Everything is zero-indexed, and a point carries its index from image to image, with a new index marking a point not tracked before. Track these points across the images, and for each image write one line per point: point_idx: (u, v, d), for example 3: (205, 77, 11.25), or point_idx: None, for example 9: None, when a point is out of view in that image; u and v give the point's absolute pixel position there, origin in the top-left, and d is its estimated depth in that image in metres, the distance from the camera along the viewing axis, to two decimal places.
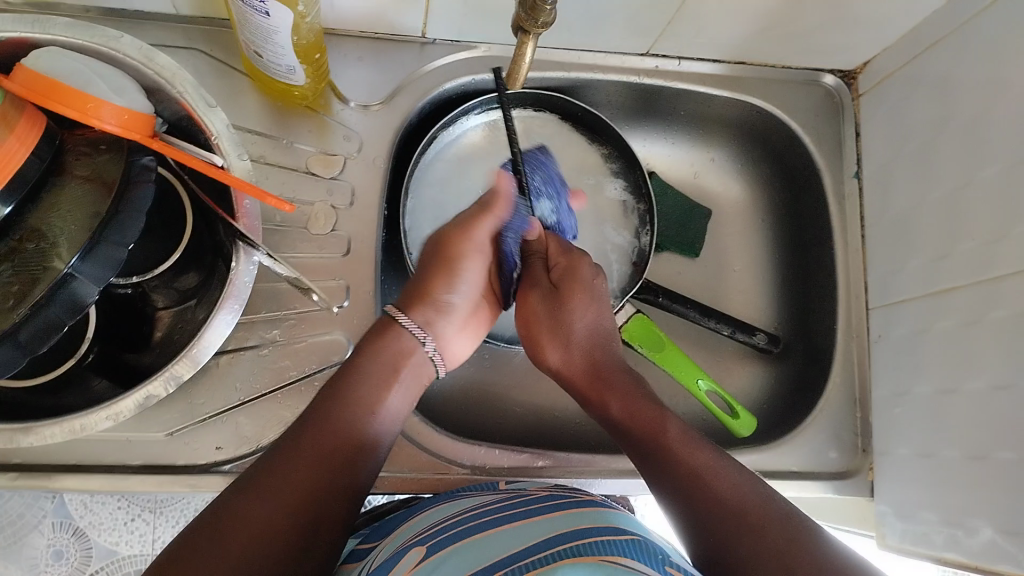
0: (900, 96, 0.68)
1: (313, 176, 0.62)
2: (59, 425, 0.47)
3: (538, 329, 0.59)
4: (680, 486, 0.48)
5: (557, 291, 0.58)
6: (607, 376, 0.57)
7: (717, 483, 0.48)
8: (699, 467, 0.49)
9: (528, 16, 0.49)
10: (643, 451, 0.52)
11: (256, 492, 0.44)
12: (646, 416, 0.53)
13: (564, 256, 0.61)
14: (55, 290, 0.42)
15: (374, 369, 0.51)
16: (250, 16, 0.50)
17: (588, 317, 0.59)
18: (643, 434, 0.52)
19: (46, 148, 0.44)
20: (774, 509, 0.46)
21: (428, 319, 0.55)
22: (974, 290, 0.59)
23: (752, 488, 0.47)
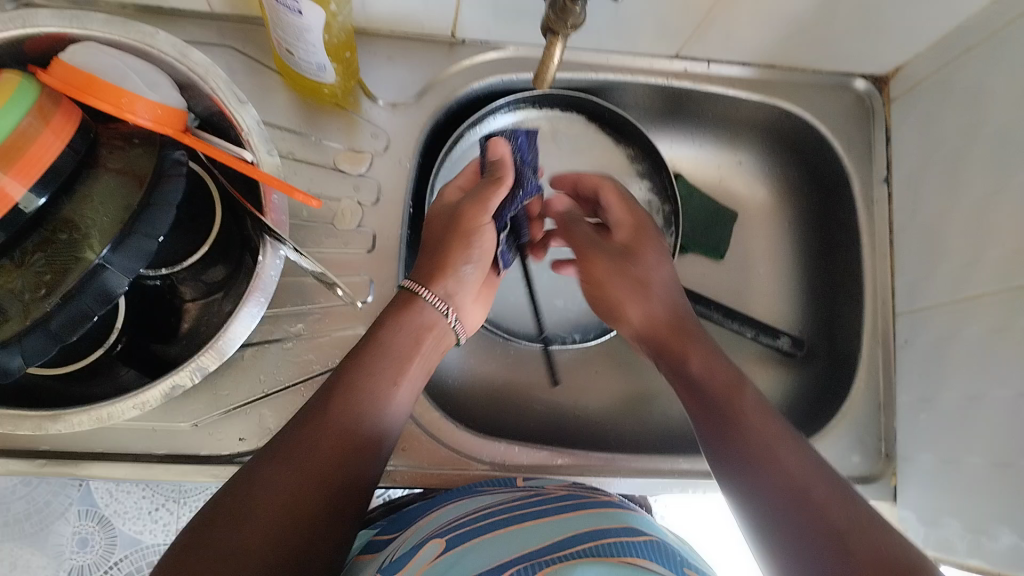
0: (933, 101, 0.67)
1: (340, 173, 0.62)
2: (86, 413, 0.48)
3: (615, 293, 0.62)
4: (749, 455, 0.46)
5: (631, 250, 0.63)
6: (687, 335, 0.57)
7: (788, 454, 0.45)
8: (770, 435, 0.47)
9: (558, 18, 0.49)
10: (711, 411, 0.50)
11: (283, 458, 0.45)
12: (723, 378, 0.52)
13: (630, 227, 0.65)
14: (86, 281, 0.42)
15: (397, 342, 0.52)
16: (283, 14, 0.51)
17: (663, 282, 0.61)
18: (713, 397, 0.51)
19: (82, 140, 0.45)
20: (845, 496, 0.43)
21: (448, 291, 0.57)
22: (1003, 299, 0.58)
23: (823, 469, 0.45)
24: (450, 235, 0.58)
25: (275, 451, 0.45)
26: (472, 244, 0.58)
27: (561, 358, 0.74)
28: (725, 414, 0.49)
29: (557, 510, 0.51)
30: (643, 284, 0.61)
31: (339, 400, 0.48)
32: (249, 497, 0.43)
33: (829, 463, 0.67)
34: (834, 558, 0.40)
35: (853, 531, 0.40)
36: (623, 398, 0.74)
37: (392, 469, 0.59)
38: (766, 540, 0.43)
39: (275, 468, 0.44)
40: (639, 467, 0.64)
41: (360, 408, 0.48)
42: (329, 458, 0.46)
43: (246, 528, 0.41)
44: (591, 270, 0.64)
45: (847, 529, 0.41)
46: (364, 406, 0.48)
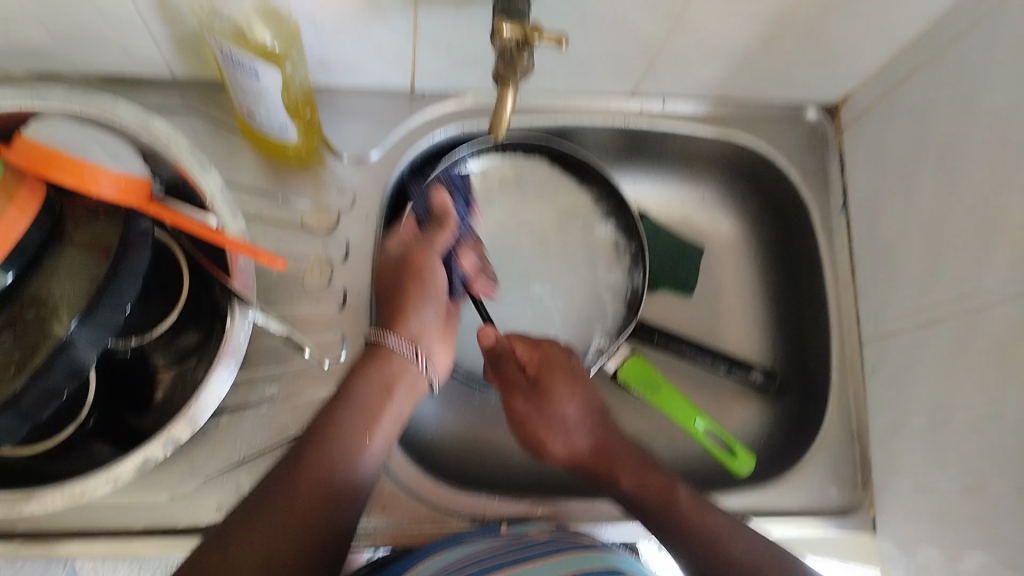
0: (880, 128, 0.70)
1: (308, 232, 0.63)
2: (59, 493, 0.47)
3: (534, 427, 0.61)
4: (702, 554, 0.52)
5: (541, 385, 0.61)
6: (615, 458, 0.59)
7: (734, 544, 0.52)
8: (713, 529, 0.53)
9: (509, 69, 0.50)
10: (657, 526, 0.55)
11: (253, 529, 0.45)
12: (656, 489, 0.56)
13: (535, 350, 0.63)
14: (55, 356, 0.42)
15: (367, 394, 0.52)
16: (242, 79, 0.51)
17: (576, 428, 0.60)
18: (657, 512, 0.55)
19: (47, 216, 0.45)
20: (788, 567, 0.50)
21: (415, 335, 0.58)
22: (962, 316, 0.59)
23: (765, 547, 0.52)
24: (402, 280, 0.60)
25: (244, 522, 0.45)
26: (428, 282, 0.60)
27: None
28: (673, 525, 0.54)
29: (544, 554, 0.51)
30: (563, 431, 0.60)
31: (309, 466, 0.48)
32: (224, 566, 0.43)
33: (809, 492, 0.67)
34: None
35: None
36: None
37: (373, 529, 0.59)
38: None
39: (247, 538, 0.44)
40: (622, 510, 0.64)
41: (327, 475, 0.48)
42: (295, 529, 0.46)
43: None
44: (512, 416, 0.63)
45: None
46: (334, 472, 0.48)
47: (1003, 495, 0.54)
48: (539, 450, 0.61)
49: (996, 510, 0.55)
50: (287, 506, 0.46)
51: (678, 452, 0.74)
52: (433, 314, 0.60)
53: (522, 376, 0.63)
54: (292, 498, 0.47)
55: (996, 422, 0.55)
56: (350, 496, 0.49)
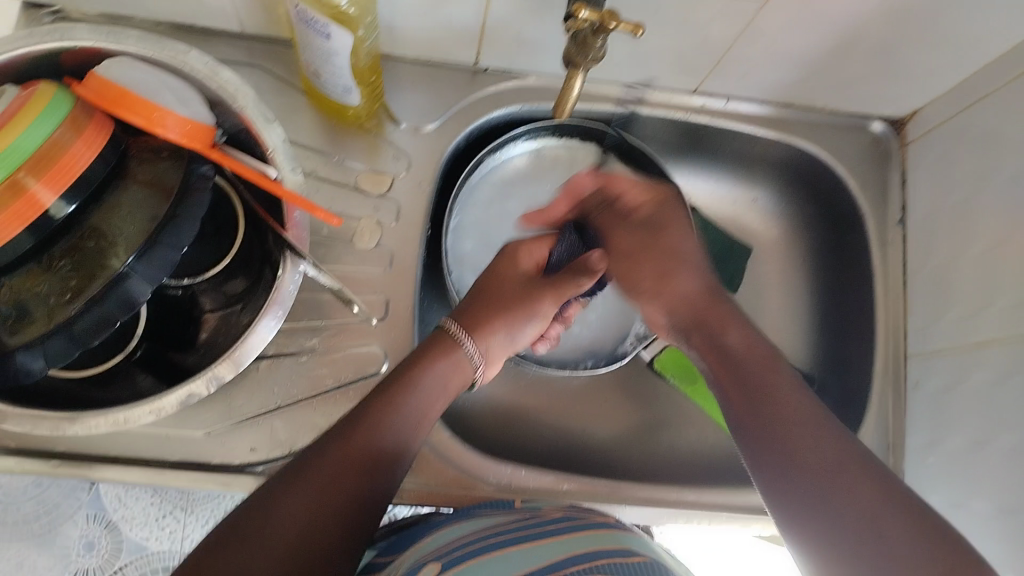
0: (947, 146, 0.68)
1: (362, 193, 0.64)
2: (103, 416, 0.49)
3: (653, 265, 0.60)
4: (776, 426, 0.47)
5: (661, 225, 0.62)
6: (726, 310, 0.56)
7: (820, 432, 0.45)
8: (797, 408, 0.47)
9: (578, 51, 0.50)
10: (741, 384, 0.50)
11: (313, 481, 0.45)
12: (758, 355, 0.52)
13: (653, 202, 0.63)
14: (110, 288, 0.44)
15: (427, 388, 0.52)
16: (313, 39, 0.52)
17: (691, 269, 0.60)
18: (744, 370, 0.51)
19: (112, 151, 0.47)
20: (868, 469, 0.43)
21: (492, 349, 0.59)
22: (1011, 345, 0.58)
23: (848, 443, 0.45)
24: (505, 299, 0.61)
25: (307, 475, 0.46)
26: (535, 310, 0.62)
27: (573, 385, 0.74)
28: (757, 384, 0.49)
29: (548, 532, 0.52)
30: (674, 269, 0.60)
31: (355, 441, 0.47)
32: (285, 512, 0.44)
33: None
34: (869, 535, 0.40)
35: (887, 514, 0.41)
36: (631, 426, 0.74)
37: (402, 487, 0.60)
38: (794, 514, 0.44)
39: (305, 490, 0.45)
40: (645, 497, 0.64)
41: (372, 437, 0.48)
42: (351, 490, 0.46)
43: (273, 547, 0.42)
44: (613, 245, 0.63)
45: (882, 510, 0.41)
46: (393, 429, 0.49)
47: None
48: (630, 288, 0.63)
49: None
50: (345, 461, 0.47)
51: (705, 447, 0.74)
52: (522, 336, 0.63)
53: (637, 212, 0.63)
54: (352, 453, 0.47)
55: None
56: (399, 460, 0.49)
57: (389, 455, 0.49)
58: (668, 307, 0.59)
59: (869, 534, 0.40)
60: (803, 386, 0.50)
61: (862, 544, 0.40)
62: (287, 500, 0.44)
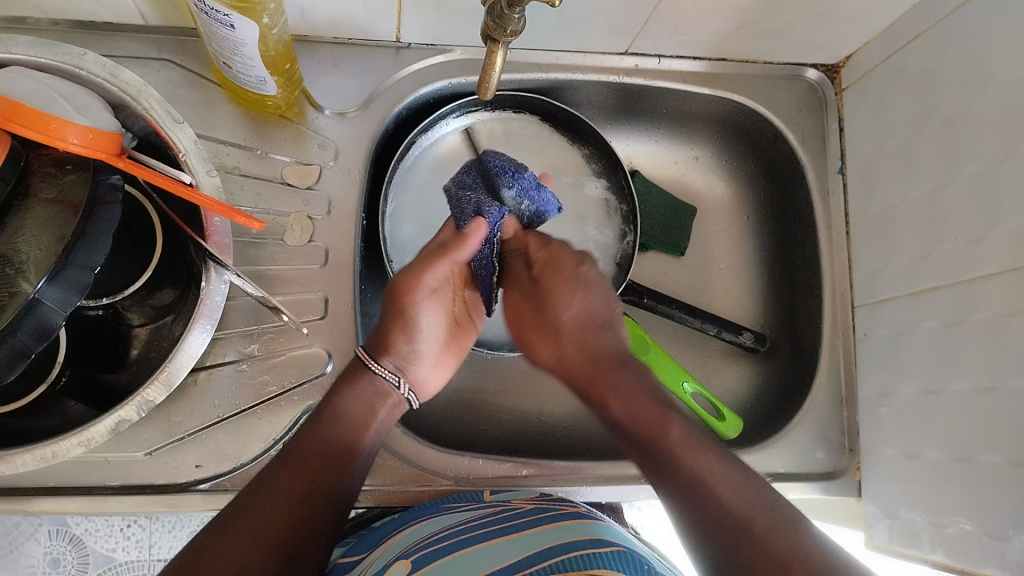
0: (882, 91, 0.68)
1: (289, 187, 0.61)
2: (30, 452, 0.46)
3: (528, 325, 0.59)
4: (687, 493, 0.46)
5: (543, 294, 0.57)
6: (611, 372, 0.54)
7: (723, 491, 0.45)
8: (702, 473, 0.46)
9: (497, 25, 0.48)
10: (648, 457, 0.50)
11: (265, 497, 0.44)
12: (647, 417, 0.51)
13: (542, 248, 0.59)
14: (22, 316, 0.41)
15: (354, 409, 0.51)
16: (215, 28, 0.49)
17: (584, 317, 0.56)
18: (641, 437, 0.50)
19: (11, 168, 0.43)
20: (778, 518, 0.43)
21: (400, 364, 0.55)
22: (957, 289, 0.58)
23: (756, 496, 0.45)
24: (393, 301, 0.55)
25: (258, 493, 0.45)
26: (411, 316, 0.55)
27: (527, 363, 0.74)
28: (660, 455, 0.49)
29: (522, 526, 0.52)
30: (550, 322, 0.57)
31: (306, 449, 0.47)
32: (239, 531, 0.42)
33: (795, 459, 0.68)
34: None
35: (797, 562, 0.40)
36: None
37: (356, 488, 0.58)
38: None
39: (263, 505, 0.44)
40: (606, 474, 0.64)
41: (329, 446, 0.48)
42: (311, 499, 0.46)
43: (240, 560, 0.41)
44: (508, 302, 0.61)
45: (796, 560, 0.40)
46: (335, 442, 0.49)
47: (990, 470, 0.54)
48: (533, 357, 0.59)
49: (983, 484, 0.55)
50: (296, 477, 0.46)
51: None
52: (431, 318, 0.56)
53: (518, 271, 0.59)
54: (301, 467, 0.46)
55: (987, 399, 0.55)
56: (352, 464, 0.49)
57: (341, 463, 0.48)
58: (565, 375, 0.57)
59: None
60: (699, 430, 0.50)
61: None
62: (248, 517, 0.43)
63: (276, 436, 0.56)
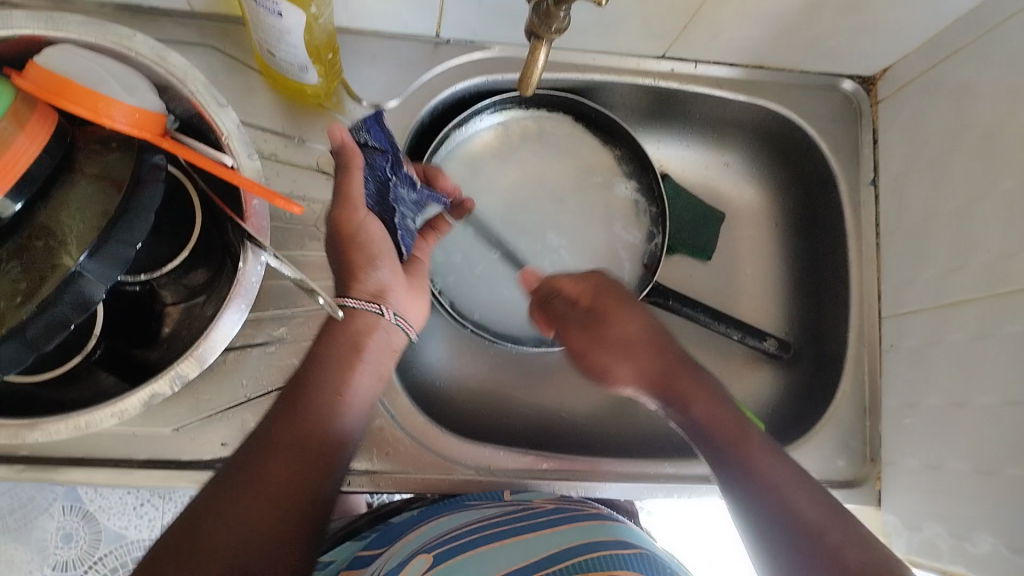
0: (919, 103, 0.67)
1: (324, 175, 0.62)
2: (64, 421, 0.47)
3: (590, 354, 0.57)
4: (760, 497, 0.47)
5: (602, 312, 0.57)
6: (685, 383, 0.55)
7: (799, 499, 0.46)
8: (776, 478, 0.47)
9: (542, 22, 0.48)
10: (719, 459, 0.50)
11: (246, 476, 0.45)
12: (727, 424, 0.52)
13: (581, 280, 0.59)
14: (63, 288, 0.41)
15: (333, 358, 0.52)
16: (263, 15, 0.50)
17: (648, 338, 0.57)
18: (719, 445, 0.51)
19: (58, 145, 0.44)
20: (854, 533, 0.44)
21: (377, 293, 0.55)
22: (987, 304, 0.58)
23: (829, 508, 0.45)
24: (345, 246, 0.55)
25: (237, 470, 0.45)
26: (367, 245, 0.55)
27: (548, 360, 0.74)
28: (735, 457, 0.49)
29: (540, 525, 0.52)
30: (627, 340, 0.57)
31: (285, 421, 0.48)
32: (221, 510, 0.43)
33: (814, 468, 0.67)
34: None
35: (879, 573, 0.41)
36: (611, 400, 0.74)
37: (375, 473, 0.59)
38: None
39: (249, 483, 0.44)
40: (625, 472, 0.64)
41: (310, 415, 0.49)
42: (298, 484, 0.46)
43: (223, 542, 0.41)
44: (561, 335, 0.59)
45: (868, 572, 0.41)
46: (317, 405, 0.49)
47: (1015, 486, 0.54)
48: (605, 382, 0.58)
49: (1007, 501, 0.54)
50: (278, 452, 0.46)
51: None
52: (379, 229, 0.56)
53: (574, 303, 0.59)
54: (281, 437, 0.47)
55: (1015, 415, 0.54)
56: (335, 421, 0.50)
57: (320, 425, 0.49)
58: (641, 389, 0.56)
59: None
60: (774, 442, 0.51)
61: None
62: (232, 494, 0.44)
63: None
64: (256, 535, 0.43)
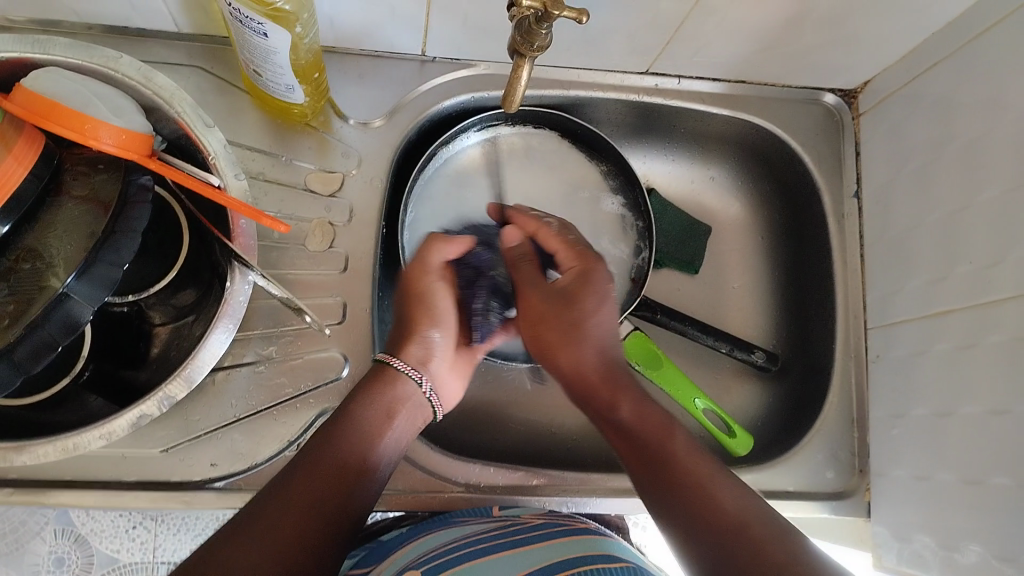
0: (900, 116, 0.68)
1: (312, 194, 0.62)
2: (51, 444, 0.47)
3: (548, 332, 0.58)
4: (685, 494, 0.49)
5: (572, 295, 0.58)
6: (620, 386, 0.57)
7: (720, 493, 0.49)
8: (700, 475, 0.50)
9: (525, 40, 0.49)
10: (646, 457, 0.52)
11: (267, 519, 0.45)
12: (655, 423, 0.54)
13: (575, 259, 0.60)
14: (50, 310, 0.41)
15: (371, 414, 0.52)
16: (250, 36, 0.50)
17: (600, 339, 0.58)
18: (647, 443, 0.53)
19: (45, 166, 0.44)
20: (771, 523, 0.47)
21: (420, 359, 0.57)
22: (971, 313, 0.58)
23: (753, 503, 0.48)
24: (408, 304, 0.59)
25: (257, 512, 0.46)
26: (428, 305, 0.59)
27: (537, 375, 0.74)
28: (661, 455, 0.52)
29: (525, 539, 0.52)
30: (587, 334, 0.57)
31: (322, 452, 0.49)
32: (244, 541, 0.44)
33: (804, 479, 0.68)
34: None
35: (797, 561, 0.43)
36: None
37: None
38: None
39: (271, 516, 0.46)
40: (615, 486, 0.64)
41: (343, 458, 0.49)
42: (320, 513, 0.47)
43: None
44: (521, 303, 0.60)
45: (789, 561, 0.43)
46: (347, 449, 0.50)
47: (1002, 494, 0.54)
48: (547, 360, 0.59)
49: (994, 509, 0.55)
50: (307, 488, 0.47)
51: None
52: (446, 301, 0.60)
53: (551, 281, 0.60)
54: (312, 476, 0.48)
55: (1000, 423, 0.55)
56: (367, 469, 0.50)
57: (355, 474, 0.49)
58: (575, 381, 0.58)
59: None
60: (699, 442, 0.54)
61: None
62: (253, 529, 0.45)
63: (290, 438, 0.57)
64: (267, 568, 0.43)
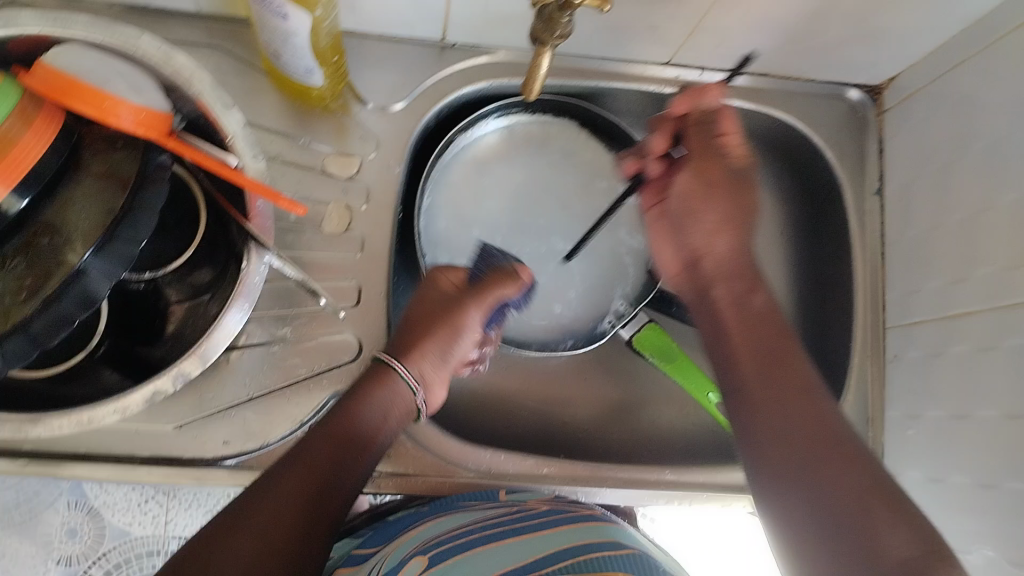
0: (925, 114, 0.67)
1: (330, 177, 0.62)
2: (67, 417, 0.48)
3: (701, 203, 0.57)
4: (783, 402, 0.48)
5: (740, 174, 0.57)
6: (757, 276, 0.56)
7: (822, 410, 0.48)
8: (804, 389, 0.49)
9: (545, 28, 0.49)
10: (756, 351, 0.51)
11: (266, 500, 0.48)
12: (773, 326, 0.53)
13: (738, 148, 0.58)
14: (67, 285, 0.42)
15: (370, 413, 0.55)
16: (271, 18, 0.50)
17: (748, 229, 0.57)
18: (764, 337, 0.52)
19: (64, 142, 0.45)
20: (861, 453, 0.46)
21: (423, 371, 0.59)
22: (990, 315, 0.58)
23: (844, 431, 0.47)
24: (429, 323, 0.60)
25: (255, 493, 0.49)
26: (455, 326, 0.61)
27: (550, 365, 0.74)
28: (772, 355, 0.51)
29: (536, 526, 0.52)
30: (730, 227, 0.56)
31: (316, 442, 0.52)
32: (247, 522, 0.47)
33: None
34: (857, 517, 0.42)
35: (879, 498, 0.43)
36: (612, 405, 0.74)
37: (376, 475, 0.59)
38: (789, 485, 0.45)
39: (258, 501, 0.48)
40: (625, 477, 0.64)
41: (331, 445, 0.52)
42: (294, 520, 0.49)
43: (240, 558, 0.46)
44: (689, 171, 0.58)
45: (871, 493, 0.43)
46: (345, 442, 0.53)
47: (1015, 497, 0.54)
48: (680, 232, 0.59)
49: (1007, 512, 0.54)
50: (306, 474, 0.50)
51: (684, 424, 0.74)
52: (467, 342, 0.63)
53: (727, 154, 0.58)
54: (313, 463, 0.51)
55: (1016, 426, 0.54)
56: (361, 463, 0.54)
57: (345, 464, 0.52)
58: (700, 257, 0.57)
59: (859, 515, 0.42)
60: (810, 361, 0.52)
61: (846, 529, 0.42)
62: (237, 530, 0.47)
63: (302, 418, 0.57)
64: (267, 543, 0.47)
